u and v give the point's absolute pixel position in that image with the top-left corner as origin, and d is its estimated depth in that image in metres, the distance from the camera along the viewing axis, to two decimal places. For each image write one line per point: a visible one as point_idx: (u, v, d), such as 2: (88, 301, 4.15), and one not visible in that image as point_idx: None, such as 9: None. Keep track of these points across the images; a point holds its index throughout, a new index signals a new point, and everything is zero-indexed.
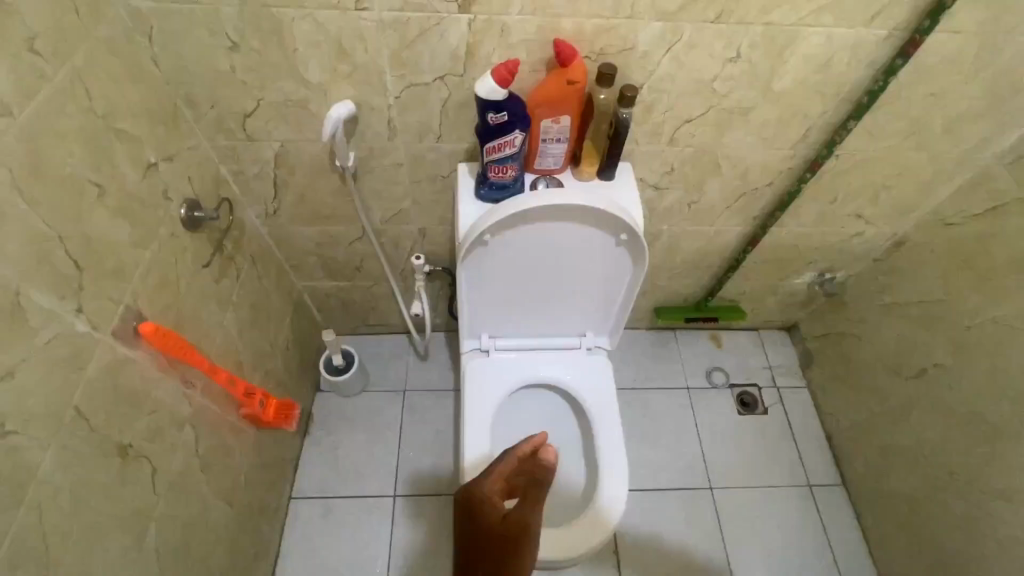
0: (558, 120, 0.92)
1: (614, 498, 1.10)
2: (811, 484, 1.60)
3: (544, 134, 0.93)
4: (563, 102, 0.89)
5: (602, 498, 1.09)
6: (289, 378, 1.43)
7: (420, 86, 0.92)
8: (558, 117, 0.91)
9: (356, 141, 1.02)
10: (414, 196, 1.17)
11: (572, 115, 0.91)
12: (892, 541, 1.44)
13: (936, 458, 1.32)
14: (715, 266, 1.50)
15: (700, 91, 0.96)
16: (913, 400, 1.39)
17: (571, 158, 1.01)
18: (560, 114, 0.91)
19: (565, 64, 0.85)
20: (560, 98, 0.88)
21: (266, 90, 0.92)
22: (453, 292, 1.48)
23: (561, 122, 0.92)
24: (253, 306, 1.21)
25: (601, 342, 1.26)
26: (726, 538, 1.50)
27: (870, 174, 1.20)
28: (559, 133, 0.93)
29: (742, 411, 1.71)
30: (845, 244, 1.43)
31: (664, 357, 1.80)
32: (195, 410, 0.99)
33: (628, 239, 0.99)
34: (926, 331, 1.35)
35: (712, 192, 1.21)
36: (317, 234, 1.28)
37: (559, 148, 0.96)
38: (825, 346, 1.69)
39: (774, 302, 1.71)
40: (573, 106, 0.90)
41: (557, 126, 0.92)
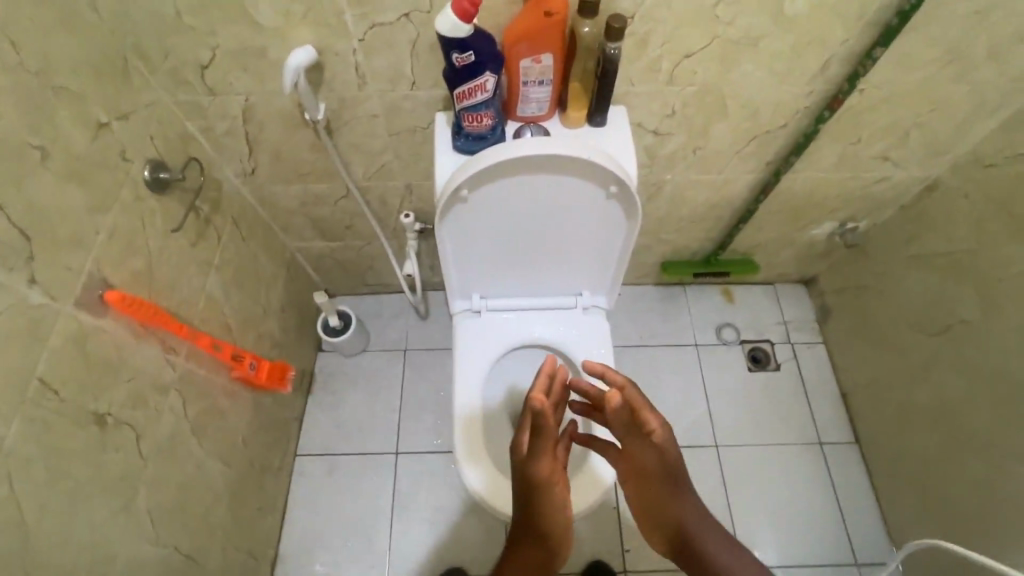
0: (538, 59, 0.82)
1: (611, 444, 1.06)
2: (821, 441, 1.55)
3: (523, 76, 0.85)
4: (541, 38, 0.80)
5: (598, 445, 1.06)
6: (286, 339, 1.43)
7: (384, 26, 0.83)
8: (537, 55, 0.82)
9: (324, 91, 0.95)
10: (394, 149, 1.10)
11: (553, 52, 0.82)
12: (903, 498, 1.40)
13: (954, 419, 1.25)
14: (725, 217, 1.40)
15: (700, 20, 0.84)
16: (935, 357, 1.30)
17: (557, 100, 0.92)
18: (539, 52, 0.82)
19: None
20: (537, 33, 0.79)
21: (219, 38, 0.85)
22: None
23: (541, 61, 0.83)
24: (238, 268, 1.19)
25: (598, 301, 1.20)
26: (729, 495, 1.49)
27: (900, 111, 1.07)
28: (539, 74, 0.85)
29: (752, 367, 1.66)
30: (869, 190, 1.31)
31: (671, 314, 1.73)
32: (180, 376, 0.98)
33: (618, 191, 0.91)
34: (954, 283, 1.24)
35: (718, 136, 1.10)
36: (300, 193, 1.23)
37: (541, 91, 0.88)
38: (844, 300, 1.60)
39: (790, 255, 1.60)
40: (554, 41, 0.80)
41: (536, 67, 0.83)
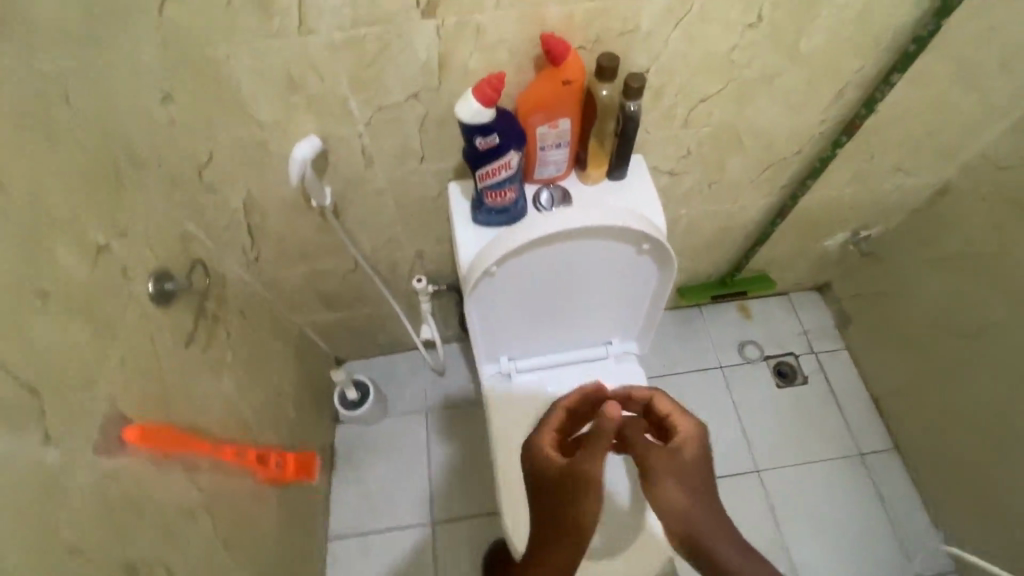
0: (554, 124, 0.79)
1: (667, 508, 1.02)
2: (862, 452, 1.52)
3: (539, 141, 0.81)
4: (557, 103, 0.76)
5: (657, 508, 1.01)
6: (303, 420, 1.36)
7: (391, 107, 0.79)
8: (553, 120, 0.78)
9: (329, 175, 0.90)
10: (404, 220, 1.05)
11: (570, 114, 0.78)
12: (955, 504, 1.37)
13: (1001, 422, 1.23)
14: (740, 241, 1.37)
15: (715, 66, 0.82)
16: (970, 360, 1.28)
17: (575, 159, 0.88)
18: (555, 116, 0.78)
19: (556, 62, 0.71)
20: (552, 99, 0.75)
21: (216, 139, 0.79)
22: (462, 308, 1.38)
23: (558, 126, 0.79)
24: (249, 361, 1.12)
25: (629, 348, 1.16)
26: (779, 521, 1.45)
27: (911, 125, 1.07)
28: (556, 138, 0.81)
29: (780, 383, 1.62)
30: (882, 199, 1.30)
31: (691, 338, 1.69)
32: (206, 494, 0.91)
33: (651, 248, 0.88)
34: (982, 286, 1.23)
35: (734, 169, 1.07)
36: (306, 272, 1.17)
37: (559, 152, 0.84)
38: (862, 304, 1.58)
39: (804, 265, 1.59)
40: (570, 104, 0.77)
41: (553, 131, 0.79)
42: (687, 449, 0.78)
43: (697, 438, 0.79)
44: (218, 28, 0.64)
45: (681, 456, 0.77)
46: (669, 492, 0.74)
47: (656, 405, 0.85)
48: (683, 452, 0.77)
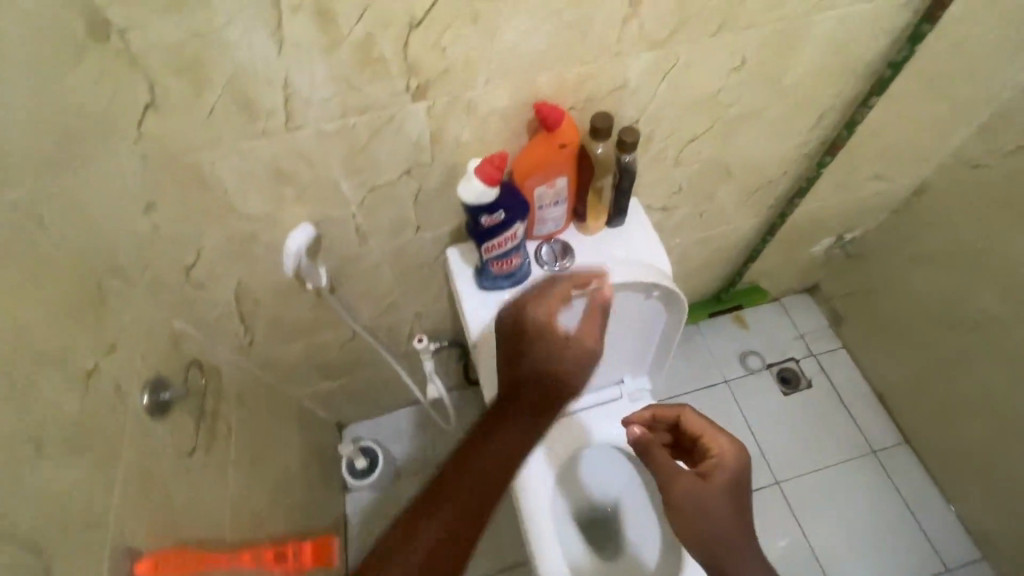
0: (553, 184, 0.77)
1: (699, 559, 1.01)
2: (874, 449, 1.54)
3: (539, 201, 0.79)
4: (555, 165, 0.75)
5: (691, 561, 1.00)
6: (313, 498, 1.30)
7: (384, 186, 0.77)
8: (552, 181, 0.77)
9: (324, 256, 0.87)
10: (401, 286, 1.02)
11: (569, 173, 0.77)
12: (972, 493, 1.39)
13: (1007, 410, 1.25)
14: (733, 258, 1.38)
15: (703, 108, 0.82)
16: (968, 352, 1.31)
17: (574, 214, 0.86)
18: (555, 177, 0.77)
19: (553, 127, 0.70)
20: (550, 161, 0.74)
21: (204, 238, 0.76)
22: (465, 359, 1.35)
23: (557, 185, 0.78)
24: (253, 450, 1.07)
25: (643, 385, 1.15)
26: (806, 531, 1.44)
27: (887, 135, 1.10)
28: (556, 196, 0.80)
29: (786, 390, 1.63)
30: (864, 204, 1.33)
31: (693, 355, 1.69)
32: None
33: (661, 293, 0.87)
34: (970, 277, 1.26)
35: (724, 197, 1.08)
36: (303, 348, 1.13)
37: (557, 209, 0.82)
38: (854, 303, 1.61)
39: (794, 272, 1.61)
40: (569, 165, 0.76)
41: (552, 191, 0.78)
42: (719, 475, 0.76)
43: (731, 460, 0.76)
44: (203, 135, 0.61)
45: (713, 479, 0.76)
46: (697, 521, 0.74)
47: (686, 423, 0.83)
48: (715, 478, 0.76)
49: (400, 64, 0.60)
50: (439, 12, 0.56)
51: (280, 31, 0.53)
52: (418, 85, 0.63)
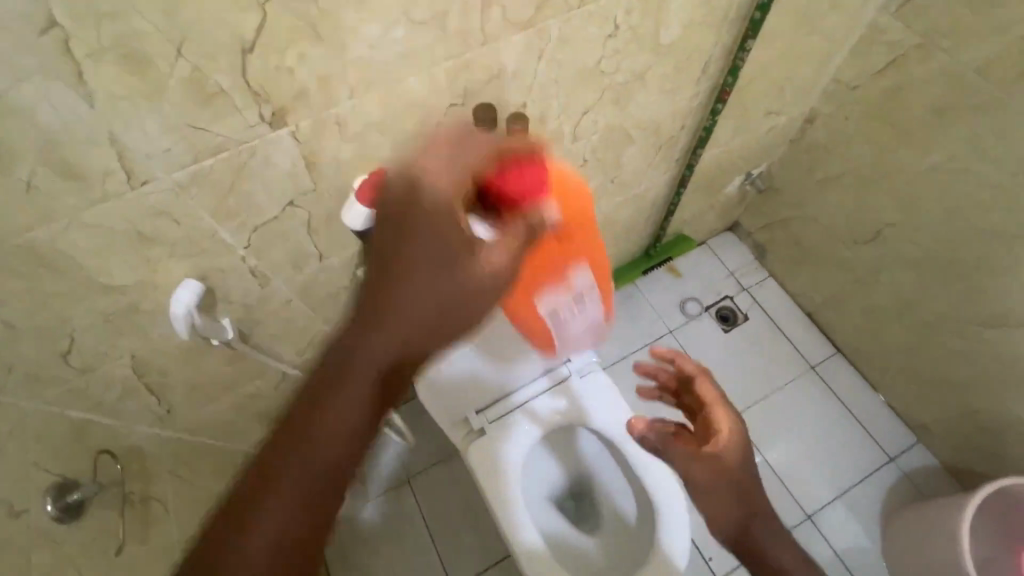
0: (575, 282, 0.88)
1: (672, 530, 1.03)
2: (813, 365, 1.64)
3: (553, 305, 0.88)
4: (562, 267, 0.84)
5: (662, 535, 1.03)
6: None
7: (269, 223, 0.70)
8: (570, 284, 0.87)
9: (224, 307, 0.80)
10: (321, 318, 0.96)
11: (591, 265, 0.88)
12: (902, 386, 1.50)
13: (918, 308, 1.35)
14: (654, 215, 1.40)
15: (589, 79, 0.80)
16: (879, 261, 1.39)
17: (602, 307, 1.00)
18: (569, 279, 0.86)
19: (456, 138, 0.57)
20: (557, 268, 0.83)
21: (73, 321, 0.67)
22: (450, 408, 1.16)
23: (577, 286, 0.88)
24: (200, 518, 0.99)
25: (589, 359, 1.15)
26: (767, 456, 1.52)
27: (771, 74, 1.13)
28: (581, 302, 0.92)
29: (726, 327, 1.70)
30: (763, 141, 1.38)
31: (636, 313, 1.72)
32: None
33: (584, 273, 0.85)
34: (869, 192, 1.33)
35: (630, 161, 1.08)
36: (233, 402, 1.05)
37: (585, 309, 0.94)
38: (772, 234, 1.69)
39: (713, 214, 1.66)
40: (587, 264, 0.87)
41: (580, 285, 0.88)
42: (727, 445, 0.80)
43: (739, 433, 0.80)
44: (34, 214, 0.53)
45: (724, 454, 0.79)
46: (720, 490, 0.78)
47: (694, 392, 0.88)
48: (724, 448, 0.79)
49: (246, 95, 0.54)
50: (272, 30, 0.51)
51: (84, 82, 0.46)
52: (273, 113, 0.57)
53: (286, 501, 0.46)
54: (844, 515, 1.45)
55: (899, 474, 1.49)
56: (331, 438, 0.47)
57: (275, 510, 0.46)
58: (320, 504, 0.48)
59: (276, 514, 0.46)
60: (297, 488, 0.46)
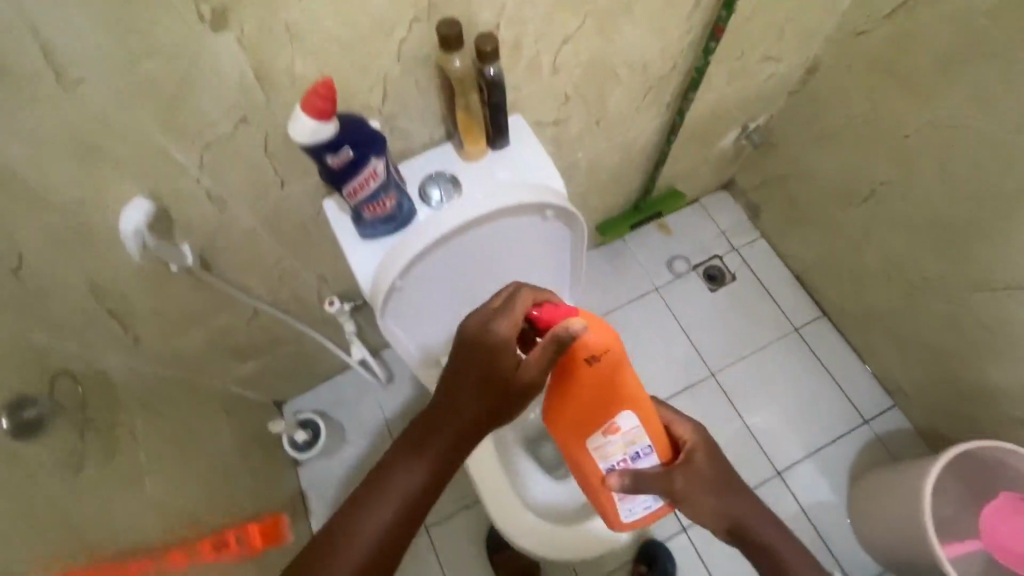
0: (620, 428, 0.77)
1: None
2: (797, 327, 1.63)
3: (604, 455, 0.80)
4: (602, 414, 0.75)
5: None
6: (260, 481, 1.25)
7: (222, 141, 0.67)
8: (613, 427, 0.77)
9: (185, 232, 0.78)
10: (290, 253, 0.94)
11: (643, 424, 0.78)
12: (884, 350, 1.50)
13: (906, 271, 1.32)
14: (643, 165, 1.36)
15: (568, 3, 0.75)
16: (872, 221, 1.36)
17: (666, 449, 0.83)
18: (611, 425, 0.77)
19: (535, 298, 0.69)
20: (593, 410, 0.75)
21: (21, 235, 0.65)
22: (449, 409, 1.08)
23: (623, 430, 0.77)
24: (172, 445, 1.00)
25: None
26: (743, 414, 1.53)
27: (770, 14, 1.08)
28: (638, 449, 0.81)
29: (712, 287, 1.68)
30: (761, 91, 1.33)
31: (622, 269, 1.70)
32: None
33: (555, 211, 0.82)
34: (867, 148, 1.29)
35: (616, 102, 1.03)
36: (203, 335, 1.05)
37: (645, 449, 0.81)
38: (766, 192, 1.65)
39: (707, 170, 1.61)
40: (629, 409, 0.75)
41: (626, 430, 0.78)
42: (697, 454, 0.83)
43: (700, 438, 0.85)
44: None
45: (697, 460, 0.83)
46: (701, 498, 0.83)
47: None
48: (694, 458, 0.83)
49: None
50: None
51: None
52: (212, 11, 0.54)
53: (374, 526, 0.66)
54: (814, 473, 1.47)
55: (872, 436, 1.50)
56: (428, 462, 0.70)
57: (363, 537, 0.66)
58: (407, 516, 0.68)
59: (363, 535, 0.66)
60: (374, 532, 0.66)
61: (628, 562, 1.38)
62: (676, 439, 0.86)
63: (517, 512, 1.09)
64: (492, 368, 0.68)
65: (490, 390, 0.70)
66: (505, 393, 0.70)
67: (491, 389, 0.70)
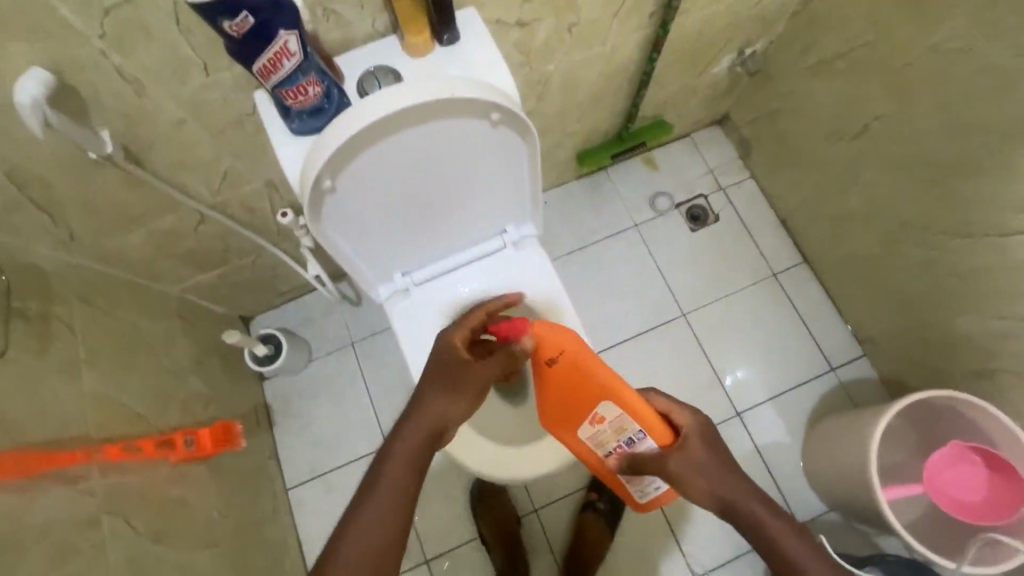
0: (605, 418, 0.86)
1: None
2: (775, 272, 1.59)
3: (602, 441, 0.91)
4: (585, 405, 0.87)
5: None
6: (218, 388, 1.27)
7: (123, 8, 0.65)
8: (597, 417, 0.87)
9: (101, 114, 0.77)
10: (227, 150, 0.92)
11: (627, 414, 0.84)
12: (857, 298, 1.47)
13: (887, 214, 1.27)
14: (624, 87, 1.28)
15: None
16: (860, 161, 1.29)
17: (665, 436, 0.86)
18: (596, 414, 0.87)
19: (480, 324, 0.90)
20: (576, 402, 0.88)
21: None
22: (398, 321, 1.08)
23: (609, 419, 0.86)
24: (120, 342, 1.01)
25: (527, 232, 1.10)
26: (709, 354, 1.53)
27: None
28: (632, 436, 0.87)
29: (694, 226, 1.63)
30: (755, 9, 1.24)
31: (603, 202, 1.65)
32: (107, 492, 0.85)
33: (502, 115, 0.78)
34: (864, 78, 1.20)
35: (589, 5, 0.95)
36: (147, 236, 1.03)
37: (639, 434, 0.86)
38: (758, 128, 1.57)
39: (698, 100, 1.53)
40: (606, 401, 0.84)
41: (612, 418, 0.86)
42: (693, 440, 0.84)
43: (698, 426, 0.85)
44: None
45: (692, 448, 0.83)
46: (697, 483, 0.82)
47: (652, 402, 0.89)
48: (690, 444, 0.84)
49: None
50: None
51: None
52: None
53: (373, 520, 0.73)
54: (772, 415, 1.48)
55: (836, 383, 1.49)
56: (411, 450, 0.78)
57: (364, 527, 0.72)
58: (402, 505, 0.74)
59: (365, 527, 0.72)
60: (374, 524, 0.73)
61: (582, 488, 1.41)
62: (676, 426, 0.87)
63: (478, 444, 1.09)
64: (444, 367, 0.84)
65: (446, 382, 0.83)
66: (459, 386, 0.83)
67: (451, 382, 0.83)
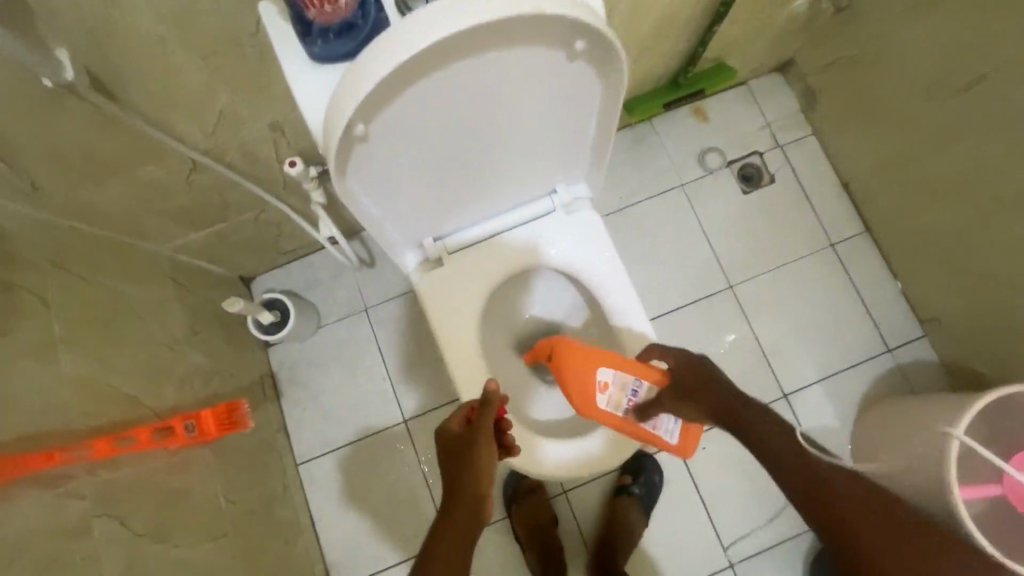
0: (606, 385, 0.85)
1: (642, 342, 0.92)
2: (833, 242, 1.44)
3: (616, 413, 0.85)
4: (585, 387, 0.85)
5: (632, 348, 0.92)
6: (219, 360, 1.13)
7: None
8: (601, 390, 0.85)
9: (56, 27, 0.59)
10: (224, 83, 0.74)
11: (620, 367, 0.85)
12: (927, 274, 1.33)
13: (985, 183, 1.11)
14: (695, 21, 1.08)
15: None
16: (961, 119, 1.12)
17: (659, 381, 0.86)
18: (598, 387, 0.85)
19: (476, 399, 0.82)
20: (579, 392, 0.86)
21: None
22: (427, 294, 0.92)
23: (611, 384, 0.84)
24: (107, 311, 0.86)
25: (579, 194, 0.94)
26: (756, 331, 1.40)
27: None
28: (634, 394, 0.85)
29: (746, 188, 1.46)
30: None
31: (645, 158, 1.47)
32: (102, 491, 0.73)
33: (587, 43, 0.61)
34: (983, 18, 1.01)
35: None
36: (129, 187, 0.86)
37: (637, 387, 0.85)
38: (831, 76, 1.37)
39: (767, 42, 1.32)
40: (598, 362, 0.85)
41: (612, 382, 0.85)
42: (677, 370, 0.85)
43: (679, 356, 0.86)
44: None
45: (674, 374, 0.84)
46: (684, 403, 0.82)
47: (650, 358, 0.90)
48: (675, 374, 0.84)
49: None
50: None
51: None
52: None
53: None
54: (822, 398, 1.37)
55: (892, 364, 1.38)
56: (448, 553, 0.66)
57: None
58: None
59: None
60: None
61: (615, 471, 1.32)
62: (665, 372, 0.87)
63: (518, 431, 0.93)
64: (456, 444, 0.76)
65: (463, 457, 0.75)
66: (476, 459, 0.74)
67: (468, 456, 0.74)
